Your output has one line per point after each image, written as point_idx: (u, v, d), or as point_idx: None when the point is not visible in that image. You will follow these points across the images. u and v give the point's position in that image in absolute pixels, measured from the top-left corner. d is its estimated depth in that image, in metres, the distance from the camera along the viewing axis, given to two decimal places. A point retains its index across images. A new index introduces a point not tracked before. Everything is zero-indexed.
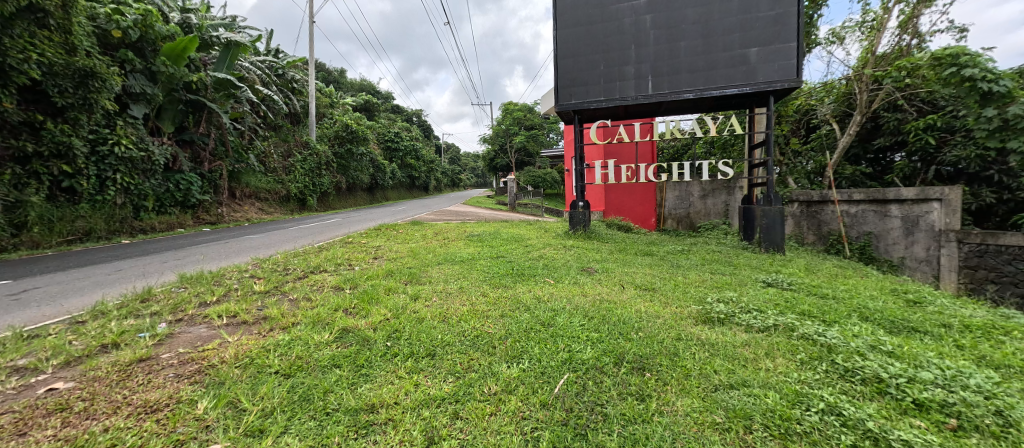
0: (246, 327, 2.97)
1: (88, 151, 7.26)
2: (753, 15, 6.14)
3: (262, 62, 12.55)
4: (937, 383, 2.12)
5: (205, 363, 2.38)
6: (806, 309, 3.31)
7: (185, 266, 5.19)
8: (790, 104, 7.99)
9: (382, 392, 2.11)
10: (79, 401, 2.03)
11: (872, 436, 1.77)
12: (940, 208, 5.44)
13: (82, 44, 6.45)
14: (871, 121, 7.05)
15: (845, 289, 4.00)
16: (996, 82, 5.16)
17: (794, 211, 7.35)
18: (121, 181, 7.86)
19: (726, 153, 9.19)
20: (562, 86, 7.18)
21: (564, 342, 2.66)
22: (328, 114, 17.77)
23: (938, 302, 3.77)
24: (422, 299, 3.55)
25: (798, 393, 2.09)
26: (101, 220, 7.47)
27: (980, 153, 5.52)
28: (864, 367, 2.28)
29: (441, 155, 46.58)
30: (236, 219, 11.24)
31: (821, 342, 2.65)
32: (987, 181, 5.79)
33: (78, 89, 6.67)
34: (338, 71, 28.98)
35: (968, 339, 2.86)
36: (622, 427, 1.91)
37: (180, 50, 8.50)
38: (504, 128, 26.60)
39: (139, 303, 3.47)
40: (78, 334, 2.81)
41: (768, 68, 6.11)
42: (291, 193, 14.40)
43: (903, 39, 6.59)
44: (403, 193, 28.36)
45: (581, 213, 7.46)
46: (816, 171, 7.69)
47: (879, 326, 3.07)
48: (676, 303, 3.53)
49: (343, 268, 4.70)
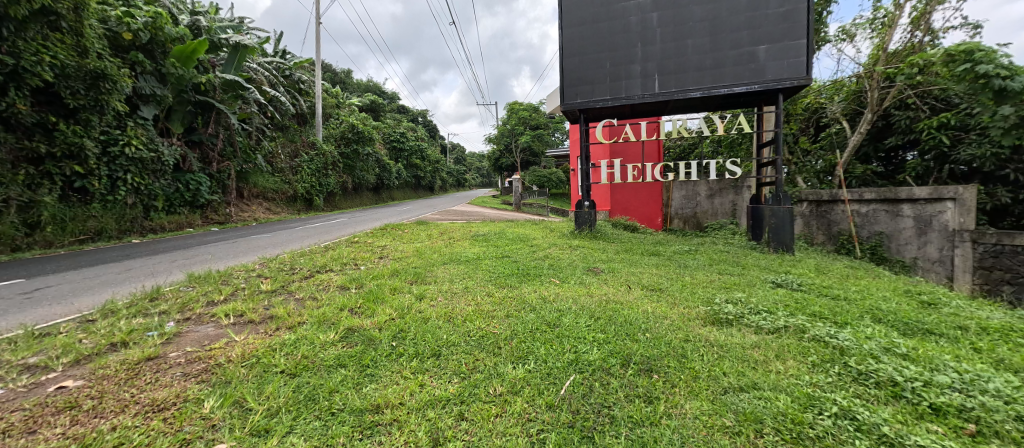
0: (252, 327, 2.97)
1: (99, 151, 7.33)
2: (762, 12, 6.06)
3: (269, 63, 12.64)
4: (954, 388, 2.06)
5: (211, 362, 2.39)
6: (816, 311, 3.25)
7: (193, 266, 5.20)
8: (798, 103, 7.91)
9: (388, 393, 2.11)
10: (88, 399, 2.04)
11: (887, 442, 1.72)
12: (954, 207, 5.35)
13: (94, 47, 6.51)
14: (882, 120, 6.95)
15: (856, 289, 3.96)
16: (1012, 79, 4.86)
17: (804, 211, 7.37)
18: (132, 182, 7.97)
19: (733, 153, 9.11)
20: (567, 85, 7.10)
21: (570, 343, 2.64)
22: (334, 114, 17.87)
23: (953, 304, 3.68)
24: (427, 298, 3.54)
25: (809, 397, 2.05)
26: (111, 220, 7.57)
27: (995, 152, 5.40)
28: (878, 371, 2.23)
29: (447, 154, 46.94)
30: (244, 219, 11.38)
31: (833, 344, 2.60)
32: (1003, 180, 5.65)
33: (90, 91, 6.78)
34: (344, 71, 29.01)
35: (985, 342, 2.79)
36: (630, 429, 1.89)
37: (190, 52, 8.63)
38: (509, 128, 26.67)
39: (148, 302, 3.49)
40: (88, 333, 2.84)
41: (777, 66, 6.03)
42: (297, 193, 14.53)
43: (915, 36, 6.44)
44: (409, 193, 28.49)
45: (586, 212, 7.41)
46: (825, 170, 7.61)
47: (892, 327, 3.02)
48: (684, 303, 3.50)
49: (348, 268, 4.71)
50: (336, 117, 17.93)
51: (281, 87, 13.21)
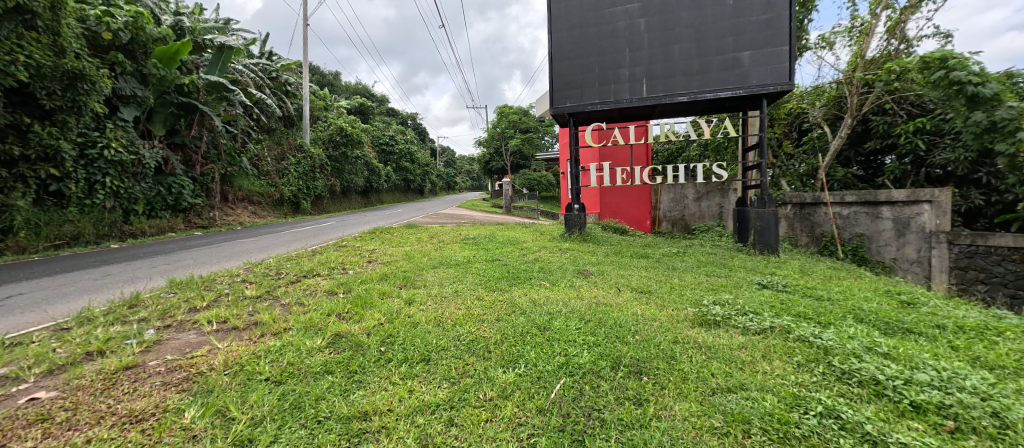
0: (236, 333, 2.91)
1: (77, 154, 7.14)
2: (745, 19, 6.19)
3: (254, 65, 12.51)
4: (933, 385, 2.12)
5: (193, 370, 2.32)
6: (801, 311, 3.32)
7: (175, 271, 5.09)
8: (782, 108, 8.10)
9: (376, 399, 2.08)
10: (62, 411, 1.97)
11: (870, 439, 1.76)
12: (930, 209, 5.56)
13: (72, 46, 6.37)
14: (861, 124, 7.16)
15: (839, 290, 4.03)
16: (983, 85, 5.00)
17: (787, 214, 7.35)
18: (111, 185, 7.76)
19: (719, 156, 9.26)
20: (556, 89, 7.15)
21: (560, 346, 2.64)
22: (322, 116, 17.69)
23: (931, 302, 3.81)
24: (417, 303, 3.50)
25: (796, 397, 2.07)
26: (89, 225, 7.34)
27: (968, 156, 5.62)
28: (861, 370, 2.28)
29: (437, 157, 47.01)
30: (228, 223, 11.18)
31: (817, 344, 2.65)
32: (975, 183, 5.86)
33: (66, 91, 6.60)
34: (331, 74, 28.73)
35: (961, 340, 2.88)
36: (619, 432, 1.88)
37: (172, 54, 8.44)
38: (499, 132, 26.76)
39: (127, 309, 3.39)
40: (63, 342, 2.74)
41: (761, 71, 6.16)
42: (284, 196, 14.29)
43: (891, 44, 6.65)
44: (398, 197, 28.32)
45: (576, 215, 7.41)
46: (808, 173, 7.74)
47: (874, 327, 3.09)
48: (672, 305, 3.52)
49: (337, 272, 4.66)
50: (323, 119, 17.76)
51: (267, 89, 13.02)
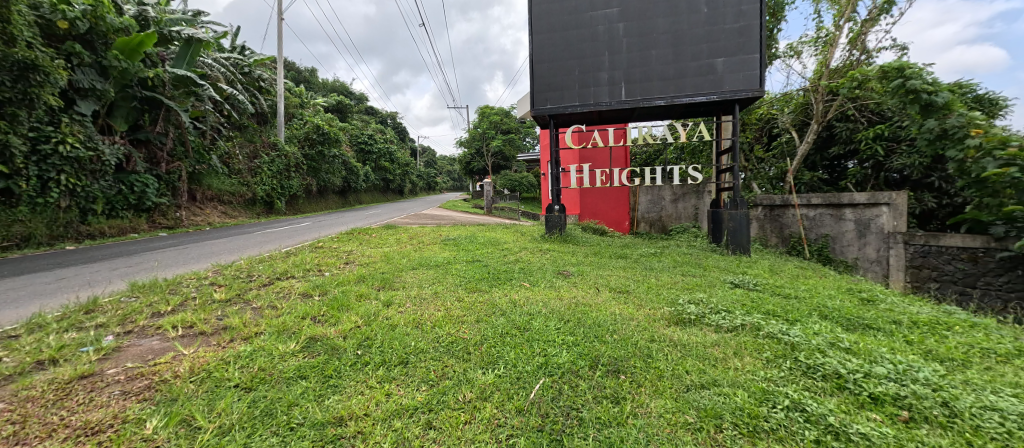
0: (203, 338, 2.80)
1: (28, 149, 6.71)
2: (719, 26, 6.37)
3: (225, 60, 12.05)
4: (890, 378, 2.23)
5: (156, 378, 2.21)
6: (771, 309, 3.45)
7: (137, 274, 4.85)
8: (753, 113, 8.40)
9: (351, 404, 2.03)
10: (8, 425, 1.84)
11: (833, 431, 1.84)
12: (889, 211, 5.91)
13: (24, 35, 5.90)
14: (826, 130, 7.50)
15: (805, 289, 4.21)
16: (936, 94, 5.31)
17: (758, 215, 7.56)
18: (67, 183, 7.32)
19: (695, 159, 9.52)
20: (537, 90, 7.19)
21: (540, 346, 2.65)
22: (297, 114, 17.22)
23: (889, 299, 4.03)
24: (395, 305, 3.45)
25: (765, 391, 2.15)
26: (42, 225, 6.89)
27: (921, 161, 5.96)
28: (825, 364, 2.38)
29: (418, 157, 46.55)
30: (196, 223, 10.72)
31: (785, 340, 2.75)
32: (929, 187, 6.24)
33: (17, 82, 6.17)
34: (306, 70, 27.98)
35: (916, 335, 3.04)
36: (597, 430, 1.91)
37: (135, 45, 8.04)
38: (480, 132, 26.70)
39: (83, 315, 3.20)
40: (10, 350, 2.56)
41: (733, 77, 6.37)
42: (256, 195, 13.82)
43: (853, 54, 7.00)
44: (377, 197, 27.87)
45: (557, 216, 7.45)
46: (777, 176, 8.04)
47: (837, 323, 3.23)
48: (650, 305, 3.60)
49: (313, 274, 4.54)
50: (299, 117, 17.29)
51: (238, 85, 12.57)
